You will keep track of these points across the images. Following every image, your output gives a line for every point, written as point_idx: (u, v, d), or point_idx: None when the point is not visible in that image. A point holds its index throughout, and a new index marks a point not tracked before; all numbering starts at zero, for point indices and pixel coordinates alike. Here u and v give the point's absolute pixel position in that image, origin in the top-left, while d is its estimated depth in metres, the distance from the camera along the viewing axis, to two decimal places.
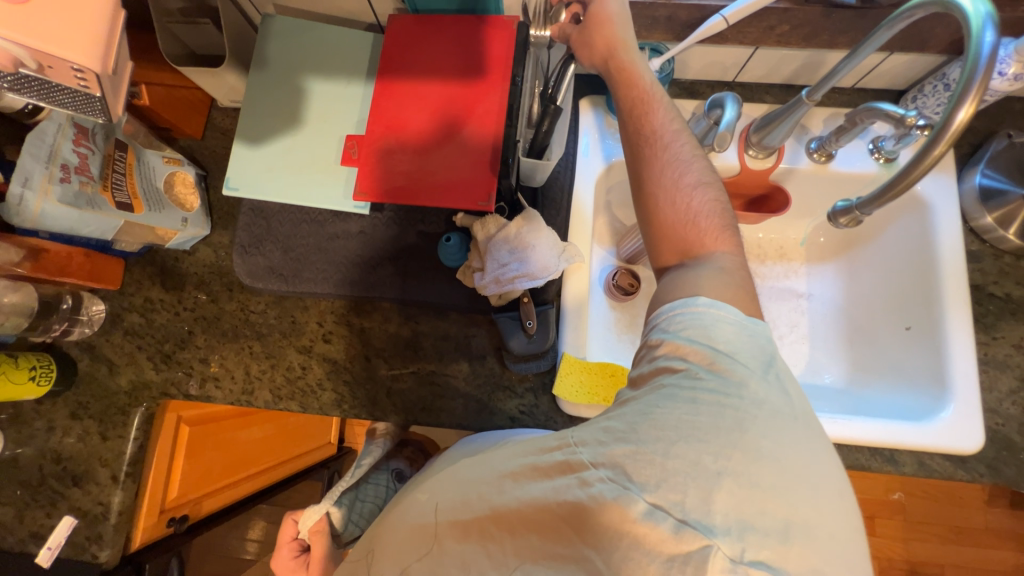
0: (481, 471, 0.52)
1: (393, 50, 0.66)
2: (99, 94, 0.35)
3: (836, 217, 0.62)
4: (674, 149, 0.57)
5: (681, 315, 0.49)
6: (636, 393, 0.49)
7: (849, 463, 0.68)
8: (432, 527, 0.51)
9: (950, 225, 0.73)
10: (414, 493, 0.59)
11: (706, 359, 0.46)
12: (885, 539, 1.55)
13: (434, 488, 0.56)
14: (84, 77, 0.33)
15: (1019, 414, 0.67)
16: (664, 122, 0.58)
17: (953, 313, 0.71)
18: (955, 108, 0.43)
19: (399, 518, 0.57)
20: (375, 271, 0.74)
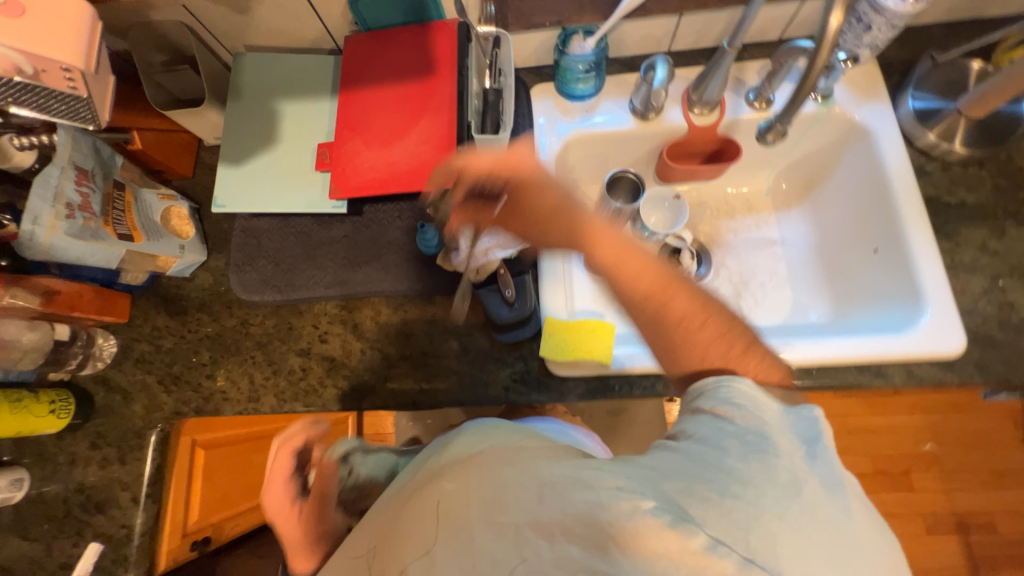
0: (508, 467, 0.46)
1: (353, 65, 0.73)
2: (84, 94, 0.42)
3: (764, 133, 0.80)
4: (711, 330, 0.48)
5: (722, 399, 0.44)
6: (675, 442, 0.44)
7: (841, 383, 0.69)
8: (458, 519, 0.44)
9: (894, 147, 0.76)
10: (435, 480, 0.50)
11: (758, 430, 0.41)
12: (928, 494, 1.49)
13: (461, 477, 0.48)
14: (72, 78, 0.40)
15: (996, 311, 0.68)
16: (689, 302, 0.49)
17: (914, 228, 0.73)
18: (828, 17, 0.51)
19: (415, 506, 0.49)
20: (362, 270, 0.79)
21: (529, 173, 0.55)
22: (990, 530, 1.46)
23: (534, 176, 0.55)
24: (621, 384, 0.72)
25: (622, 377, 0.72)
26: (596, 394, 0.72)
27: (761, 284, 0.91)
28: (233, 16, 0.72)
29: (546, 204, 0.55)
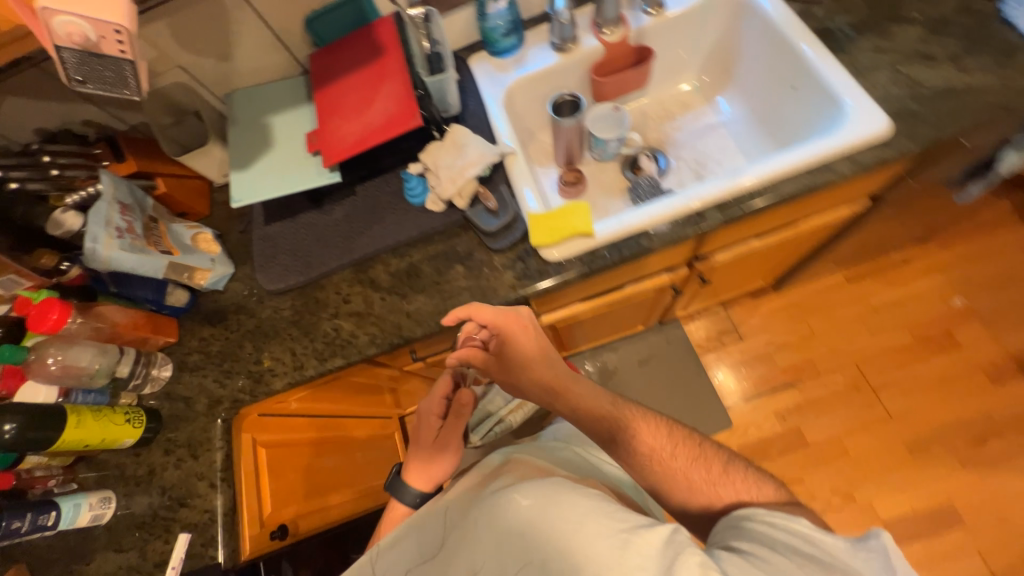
0: (577, 500, 0.60)
1: (320, 70, 0.89)
2: (131, 58, 0.50)
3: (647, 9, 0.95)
4: (685, 457, 0.67)
5: (768, 519, 0.56)
6: (743, 552, 0.55)
7: (799, 189, 0.76)
8: (530, 535, 0.58)
9: (774, 2, 0.90)
10: (510, 492, 0.64)
11: (808, 548, 0.53)
12: (978, 349, 1.46)
13: (535, 498, 0.61)
14: (122, 41, 0.48)
15: (905, 90, 0.77)
16: (657, 437, 0.68)
17: (814, 54, 0.84)
18: None
19: (491, 515, 0.62)
20: (366, 233, 0.90)
21: (513, 330, 0.75)
22: None
23: (518, 332, 0.75)
24: (610, 251, 0.79)
25: (610, 245, 0.79)
26: (592, 268, 0.79)
27: (717, 160, 1.01)
28: (219, 65, 0.90)
29: (524, 351, 0.74)
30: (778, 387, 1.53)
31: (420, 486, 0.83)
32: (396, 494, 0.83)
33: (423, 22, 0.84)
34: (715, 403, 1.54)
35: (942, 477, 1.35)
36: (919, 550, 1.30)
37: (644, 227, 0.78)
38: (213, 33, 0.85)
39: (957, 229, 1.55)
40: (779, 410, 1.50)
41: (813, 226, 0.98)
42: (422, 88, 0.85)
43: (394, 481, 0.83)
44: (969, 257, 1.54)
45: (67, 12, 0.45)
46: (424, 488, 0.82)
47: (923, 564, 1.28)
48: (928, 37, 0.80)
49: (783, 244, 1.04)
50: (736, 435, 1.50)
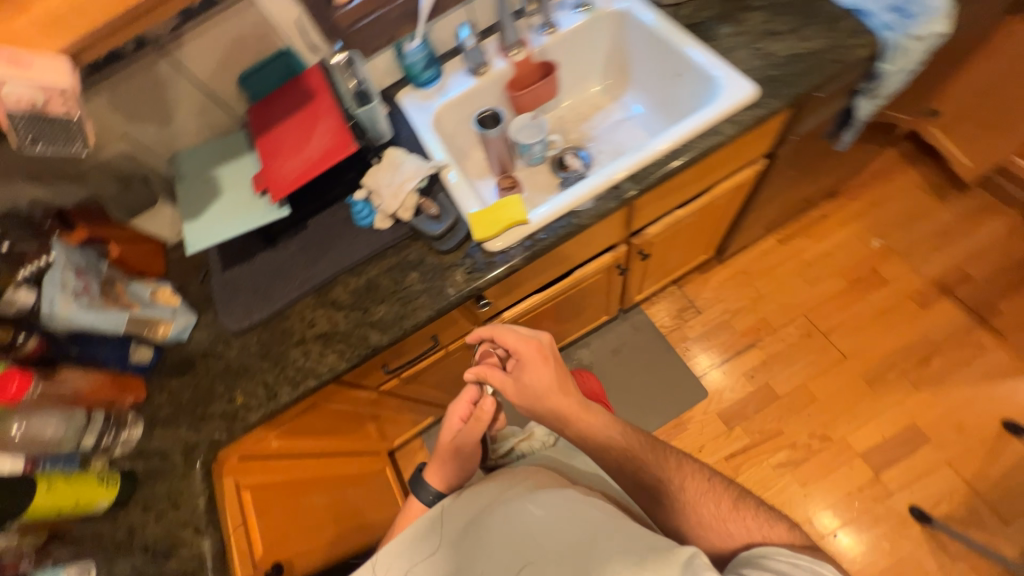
0: (592, 517, 0.66)
1: (258, 121, 0.97)
2: (73, 112, 0.59)
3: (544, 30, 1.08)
4: (691, 484, 0.70)
5: (791, 560, 0.57)
6: None
7: (695, 154, 0.88)
8: (540, 539, 0.65)
9: (647, 9, 1.05)
10: (527, 502, 0.71)
11: None
12: (903, 280, 1.59)
13: (549, 508, 0.69)
14: (66, 100, 0.57)
15: (761, 62, 0.92)
16: (664, 464, 0.73)
17: (686, 45, 0.99)
18: None
19: (503, 518, 0.70)
20: (322, 259, 0.95)
21: (530, 357, 0.77)
22: (971, 280, 1.54)
23: (536, 361, 0.76)
24: (547, 233, 0.87)
25: (545, 228, 0.88)
26: (533, 251, 0.87)
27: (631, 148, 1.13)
28: (161, 130, 0.97)
29: (542, 385, 0.75)
30: (741, 350, 1.62)
31: (435, 486, 0.85)
32: (417, 491, 0.86)
33: (348, 69, 0.90)
34: (688, 376, 1.62)
35: (900, 401, 1.45)
36: (896, 473, 1.38)
37: (572, 207, 0.87)
38: (153, 101, 0.92)
39: (860, 181, 1.74)
40: (747, 371, 1.59)
41: (723, 189, 1.11)
42: (353, 119, 0.94)
43: (416, 476, 0.86)
44: (874, 202, 1.71)
45: (14, 82, 0.52)
46: (439, 489, 0.85)
47: (904, 485, 1.36)
48: (771, 17, 0.96)
49: (703, 209, 1.16)
50: (714, 403, 1.57)
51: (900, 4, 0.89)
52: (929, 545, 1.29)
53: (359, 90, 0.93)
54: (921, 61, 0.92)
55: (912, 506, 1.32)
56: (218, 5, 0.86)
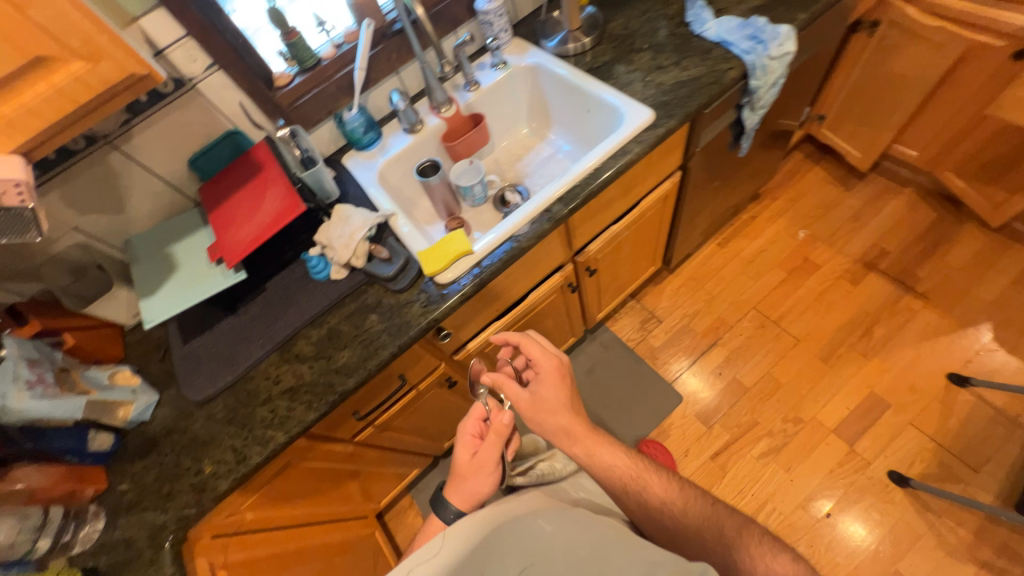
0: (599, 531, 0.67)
1: (210, 197, 1.03)
2: (29, 204, 0.65)
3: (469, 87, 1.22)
4: (694, 508, 0.71)
5: None
6: None
7: (611, 173, 0.99)
8: (555, 549, 0.63)
9: (553, 61, 1.21)
10: (537, 518, 0.69)
11: None
12: (833, 262, 1.74)
13: (559, 524, 0.68)
14: (21, 192, 0.63)
15: (654, 91, 1.07)
16: (669, 489, 0.73)
17: (590, 85, 1.14)
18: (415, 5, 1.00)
19: (516, 532, 0.67)
20: (283, 316, 0.98)
21: (550, 370, 0.80)
22: (889, 253, 1.70)
23: (554, 375, 0.80)
24: (491, 259, 0.95)
25: (489, 255, 0.95)
26: (481, 278, 0.94)
27: None
28: (115, 218, 1.01)
29: (556, 398, 0.78)
30: (705, 350, 1.70)
31: (458, 505, 0.76)
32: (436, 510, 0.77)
33: (293, 140, 0.97)
34: (661, 384, 1.67)
35: (856, 373, 1.54)
36: (869, 442, 1.44)
37: (511, 234, 0.96)
38: (105, 192, 0.97)
39: (776, 182, 1.94)
40: (714, 369, 1.65)
41: (649, 203, 1.23)
42: (300, 183, 1.01)
43: (436, 496, 0.78)
44: (793, 198, 1.89)
45: None
46: (461, 510, 0.76)
47: (878, 453, 1.42)
48: (656, 56, 1.13)
49: (637, 222, 1.27)
50: (689, 405, 1.62)
51: (754, 34, 1.06)
52: (914, 507, 1.33)
53: (303, 156, 1.01)
54: (783, 75, 1.09)
55: (890, 472, 1.37)
56: (165, 99, 0.94)
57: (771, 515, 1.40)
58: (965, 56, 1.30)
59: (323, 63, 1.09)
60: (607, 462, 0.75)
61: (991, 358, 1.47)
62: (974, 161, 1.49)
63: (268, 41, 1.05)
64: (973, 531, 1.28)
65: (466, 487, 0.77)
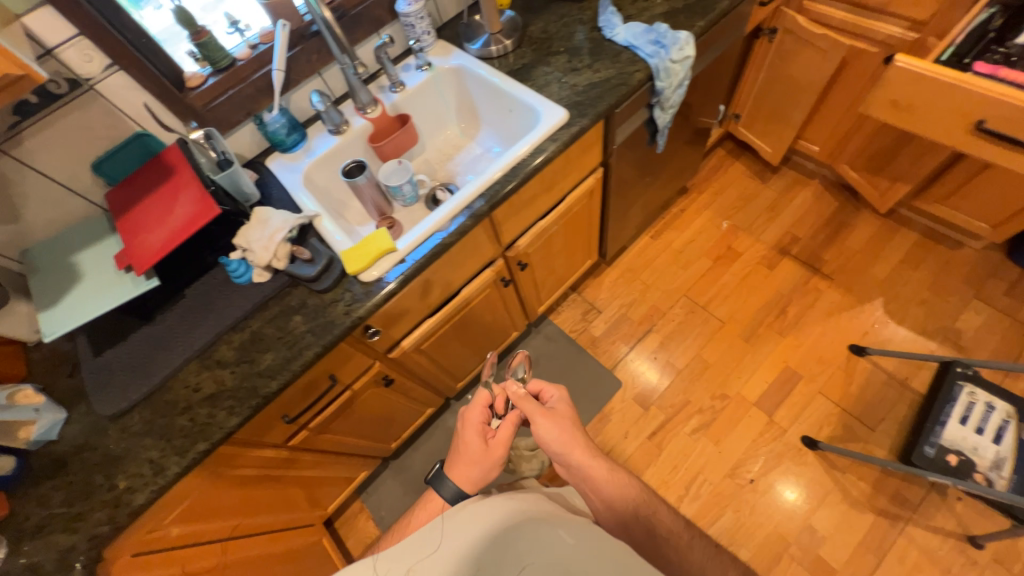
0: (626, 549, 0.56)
1: (117, 202, 0.99)
2: None
3: (394, 88, 1.24)
4: (701, 548, 0.69)
5: None
6: None
7: (529, 170, 1.04)
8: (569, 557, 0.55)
9: (476, 62, 1.24)
10: (553, 528, 0.61)
11: None
12: (753, 249, 1.89)
13: (580, 534, 0.59)
14: None
15: (568, 92, 1.13)
16: (677, 527, 0.72)
17: (511, 86, 1.18)
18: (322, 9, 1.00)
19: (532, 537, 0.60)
20: (202, 322, 0.96)
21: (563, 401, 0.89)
22: (800, 239, 1.87)
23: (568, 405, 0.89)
24: (414, 256, 0.97)
25: (412, 252, 0.97)
26: (403, 273, 0.96)
27: None
28: (9, 228, 0.96)
29: (571, 420, 0.86)
30: (641, 336, 1.79)
31: (461, 484, 0.78)
32: (435, 487, 0.78)
33: (207, 142, 0.97)
34: (602, 371, 1.74)
35: (774, 349, 1.68)
36: (784, 411, 1.58)
37: (433, 230, 0.99)
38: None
39: (702, 177, 2.08)
40: (650, 354, 1.75)
41: (574, 199, 1.29)
42: (214, 184, 0.98)
43: (437, 472, 0.80)
44: (717, 191, 2.04)
45: None
46: (462, 488, 0.78)
47: (793, 421, 1.56)
48: (572, 58, 1.19)
49: (565, 216, 1.34)
50: (628, 389, 1.70)
51: (658, 39, 1.15)
52: (823, 467, 1.47)
53: (218, 158, 0.99)
54: (686, 77, 1.18)
55: (803, 437, 1.51)
56: (59, 100, 0.90)
57: (703, 486, 1.51)
58: (848, 60, 1.45)
59: (238, 63, 1.07)
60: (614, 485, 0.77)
61: (884, 329, 1.65)
62: (863, 155, 1.67)
63: (177, 40, 1.02)
64: (871, 483, 1.43)
65: (473, 466, 0.80)
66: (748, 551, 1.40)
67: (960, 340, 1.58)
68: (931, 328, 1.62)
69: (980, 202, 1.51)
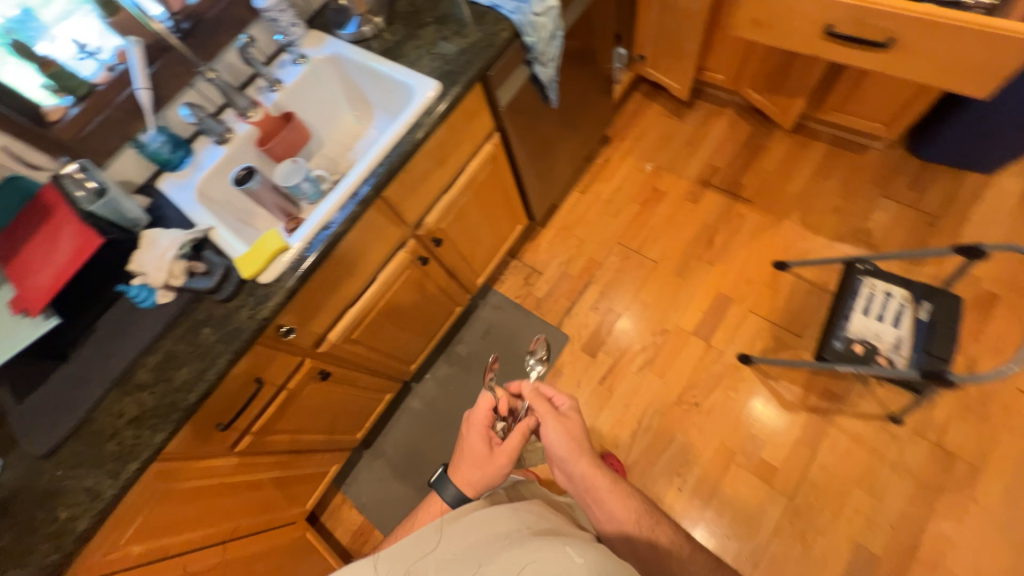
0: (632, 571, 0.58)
1: (8, 249, 1.01)
2: None
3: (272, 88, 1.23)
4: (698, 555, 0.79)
5: None
6: None
7: (408, 148, 1.06)
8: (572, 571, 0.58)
9: (350, 48, 1.23)
10: (562, 545, 0.63)
11: None
12: (677, 187, 1.93)
13: (589, 553, 0.61)
14: None
15: (440, 62, 1.14)
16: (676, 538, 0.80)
17: (385, 66, 1.18)
18: (152, 23, 0.98)
19: (539, 548, 0.64)
20: (115, 350, 0.98)
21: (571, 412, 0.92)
22: (720, 168, 1.92)
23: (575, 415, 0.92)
24: (307, 251, 0.99)
25: (306, 248, 1.00)
26: (300, 269, 0.98)
27: None
28: None
29: (576, 431, 0.89)
30: (583, 289, 1.85)
31: (463, 489, 0.87)
32: (439, 490, 0.88)
33: (81, 174, 0.98)
34: (550, 329, 1.81)
35: (705, 278, 1.76)
36: (720, 334, 1.66)
37: (323, 223, 1.01)
38: None
39: (622, 124, 2.09)
40: (593, 304, 1.81)
41: (475, 168, 1.32)
42: (94, 215, 1.00)
43: (440, 476, 0.89)
44: (638, 135, 2.06)
45: None
46: (462, 492, 0.86)
47: (728, 342, 1.65)
48: (440, 28, 1.19)
49: (472, 187, 1.36)
50: (576, 341, 1.77)
51: None
52: (759, 379, 1.57)
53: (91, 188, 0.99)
54: (556, 28, 1.19)
55: (738, 354, 1.60)
56: None
57: (654, 416, 1.60)
58: None
59: (98, 88, 1.06)
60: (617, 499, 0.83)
61: (803, 241, 1.73)
62: (761, 75, 1.71)
63: (23, 78, 0.99)
64: (803, 385, 1.53)
65: (475, 471, 0.87)
66: (699, 467, 1.51)
67: (872, 239, 1.67)
68: (845, 232, 1.70)
69: (872, 101, 1.59)
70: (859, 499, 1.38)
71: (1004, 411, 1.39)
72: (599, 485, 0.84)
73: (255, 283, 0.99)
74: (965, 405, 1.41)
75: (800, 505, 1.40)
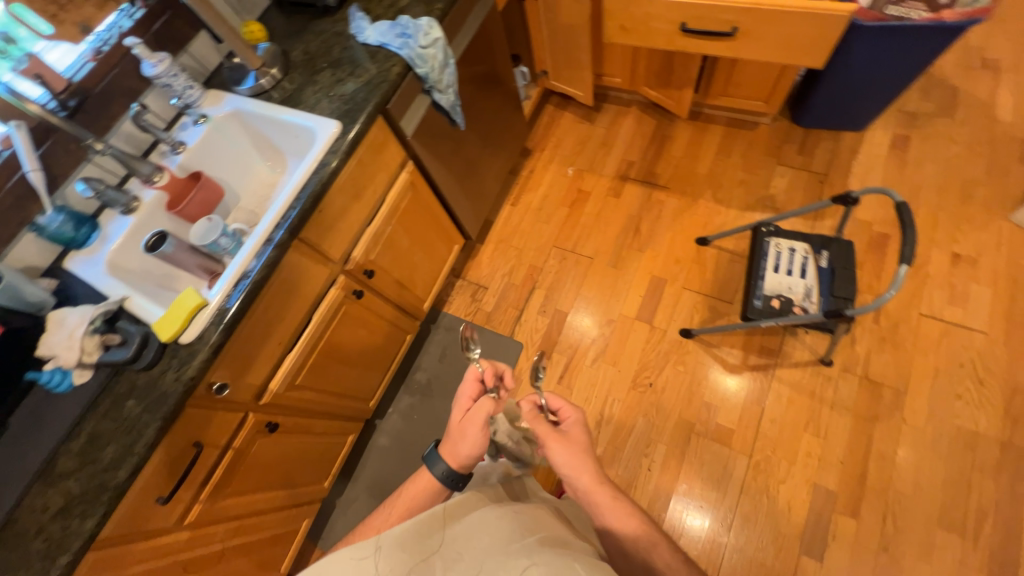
0: None
1: None
2: None
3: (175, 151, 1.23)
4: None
5: None
6: None
7: (318, 187, 1.08)
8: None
9: (250, 101, 1.26)
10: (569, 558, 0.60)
11: None
12: (599, 185, 2.05)
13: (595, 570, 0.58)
14: None
15: (339, 102, 1.19)
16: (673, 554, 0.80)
17: (286, 114, 1.21)
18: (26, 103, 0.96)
19: (540, 556, 0.60)
20: (34, 441, 0.93)
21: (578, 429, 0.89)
22: (634, 162, 2.05)
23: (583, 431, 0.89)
24: (228, 303, 0.99)
25: (226, 300, 0.99)
26: (223, 321, 0.98)
27: None
28: None
29: (581, 450, 0.86)
30: (529, 295, 1.90)
31: (446, 463, 0.86)
32: (429, 464, 0.87)
33: None
34: (503, 340, 1.84)
35: (639, 265, 1.85)
36: (661, 314, 1.75)
37: (242, 272, 1.01)
38: None
39: (540, 135, 2.21)
40: (540, 308, 1.87)
41: (395, 197, 1.36)
42: None
43: (431, 451, 0.87)
44: (556, 144, 2.17)
45: None
46: (449, 467, 0.85)
47: (670, 320, 1.73)
48: (335, 71, 1.24)
49: (396, 216, 1.40)
50: (530, 347, 1.81)
51: (403, 31, 1.23)
52: (703, 349, 1.66)
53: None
54: (446, 57, 1.27)
55: (680, 330, 1.69)
56: None
57: (614, 404, 1.64)
58: None
59: None
60: (619, 515, 0.82)
61: (719, 215, 1.86)
62: (651, 73, 1.87)
63: None
64: (742, 347, 1.63)
65: (453, 446, 0.86)
66: (664, 443, 1.56)
67: (776, 204, 1.83)
68: (753, 201, 1.85)
69: (748, 82, 1.77)
70: (809, 442, 1.47)
71: (914, 336, 1.53)
72: (601, 504, 0.83)
73: (177, 344, 0.97)
74: (881, 337, 1.54)
75: (760, 460, 1.47)
